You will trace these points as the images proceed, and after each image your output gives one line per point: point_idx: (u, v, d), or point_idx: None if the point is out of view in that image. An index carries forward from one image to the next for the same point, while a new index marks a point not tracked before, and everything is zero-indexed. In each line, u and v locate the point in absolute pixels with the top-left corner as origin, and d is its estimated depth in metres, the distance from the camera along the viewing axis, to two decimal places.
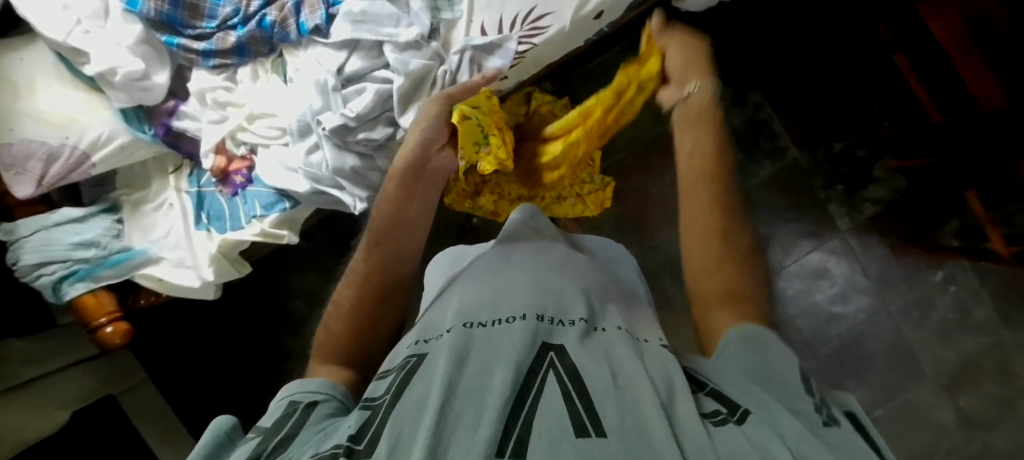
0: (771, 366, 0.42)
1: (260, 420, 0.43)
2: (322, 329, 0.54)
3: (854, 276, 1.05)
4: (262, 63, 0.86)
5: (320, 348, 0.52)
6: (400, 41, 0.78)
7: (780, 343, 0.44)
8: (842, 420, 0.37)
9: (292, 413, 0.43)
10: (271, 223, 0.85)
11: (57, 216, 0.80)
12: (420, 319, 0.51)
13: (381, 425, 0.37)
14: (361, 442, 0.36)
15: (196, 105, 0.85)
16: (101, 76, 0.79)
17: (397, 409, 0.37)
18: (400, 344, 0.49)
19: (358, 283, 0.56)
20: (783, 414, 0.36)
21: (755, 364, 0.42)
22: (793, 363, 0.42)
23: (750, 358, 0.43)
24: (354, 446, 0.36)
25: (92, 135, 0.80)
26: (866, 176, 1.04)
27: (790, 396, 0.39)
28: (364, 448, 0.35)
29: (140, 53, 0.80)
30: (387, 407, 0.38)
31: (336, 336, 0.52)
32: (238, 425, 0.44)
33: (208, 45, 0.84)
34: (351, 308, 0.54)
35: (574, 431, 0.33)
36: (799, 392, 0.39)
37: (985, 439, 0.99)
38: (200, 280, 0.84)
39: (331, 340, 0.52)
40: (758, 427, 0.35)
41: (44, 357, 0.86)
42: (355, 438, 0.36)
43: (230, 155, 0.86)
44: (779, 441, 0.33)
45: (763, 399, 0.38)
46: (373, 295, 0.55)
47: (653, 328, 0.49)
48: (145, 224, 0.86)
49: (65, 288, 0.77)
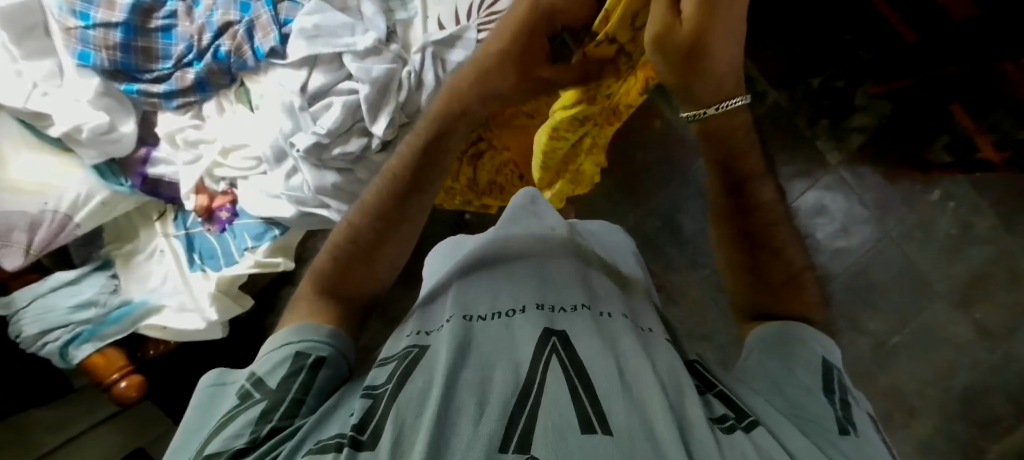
0: (789, 368, 0.42)
1: (262, 375, 0.43)
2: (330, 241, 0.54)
3: (852, 208, 1.04)
4: (226, 95, 0.85)
5: (314, 278, 0.52)
6: (359, 49, 0.77)
7: (811, 337, 0.44)
8: (861, 424, 0.37)
9: (296, 378, 0.42)
10: (264, 253, 0.85)
11: (50, 282, 0.81)
12: (417, 310, 0.51)
13: (384, 415, 0.36)
14: (364, 433, 0.35)
15: (168, 149, 0.85)
16: (68, 135, 0.79)
17: (399, 401, 0.37)
18: (397, 334, 0.49)
19: (373, 212, 0.54)
20: (788, 430, 0.35)
21: (761, 372, 0.43)
22: (817, 361, 0.42)
23: (757, 361, 0.44)
24: (359, 436, 0.35)
25: (69, 197, 0.79)
26: (849, 106, 1.02)
27: (800, 389, 0.40)
28: (367, 439, 0.34)
29: (102, 106, 0.80)
30: (388, 399, 0.38)
31: (339, 259, 0.52)
32: (227, 373, 0.46)
33: (168, 86, 0.83)
34: (354, 233, 0.53)
35: (580, 426, 0.33)
36: (816, 393, 0.39)
37: (1005, 347, 0.99)
38: (205, 320, 0.83)
39: (335, 268, 0.52)
40: (761, 434, 0.34)
41: (72, 419, 0.92)
42: (358, 428, 0.35)
43: (211, 193, 0.86)
44: (784, 452, 0.33)
45: (764, 405, 0.39)
46: (372, 228, 0.53)
47: (654, 318, 0.49)
48: (140, 276, 0.86)
49: (72, 352, 0.76)
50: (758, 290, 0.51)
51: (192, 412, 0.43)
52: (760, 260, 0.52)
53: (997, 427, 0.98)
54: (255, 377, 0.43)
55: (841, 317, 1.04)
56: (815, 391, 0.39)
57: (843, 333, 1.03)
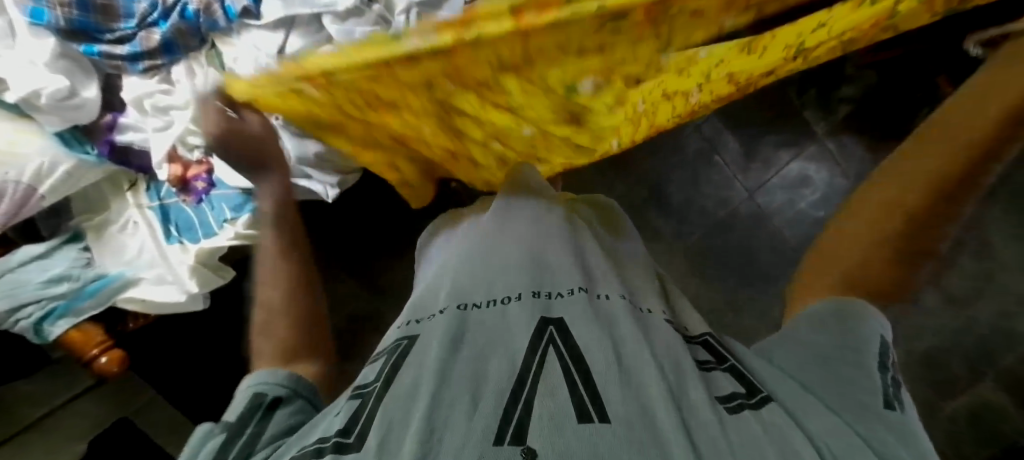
0: (851, 338, 0.41)
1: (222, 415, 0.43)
2: (258, 332, 0.53)
3: (835, 179, 1.04)
4: (196, 58, 0.79)
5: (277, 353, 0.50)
6: (340, 10, 0.71)
7: (874, 314, 0.43)
8: (906, 402, 0.38)
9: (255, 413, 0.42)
10: (244, 225, 0.80)
11: (18, 257, 0.78)
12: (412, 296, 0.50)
13: (370, 416, 0.35)
14: (349, 436, 0.34)
15: (136, 115, 0.80)
16: (26, 101, 0.74)
17: (387, 400, 0.36)
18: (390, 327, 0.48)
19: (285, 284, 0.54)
20: (807, 414, 0.36)
21: (823, 348, 0.42)
22: (876, 339, 0.41)
23: (813, 335, 0.43)
24: (343, 439, 0.34)
25: (31, 167, 0.75)
26: (838, 76, 1.02)
27: (855, 364, 0.40)
28: (353, 442, 0.33)
29: (60, 69, 0.74)
30: (376, 397, 0.37)
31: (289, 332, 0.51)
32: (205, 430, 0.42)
33: (132, 47, 0.77)
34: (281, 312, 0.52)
35: (577, 416, 0.32)
36: (864, 364, 0.40)
37: (970, 313, 1.03)
38: (185, 293, 0.81)
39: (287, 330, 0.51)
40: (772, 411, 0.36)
41: (49, 392, 0.93)
42: (343, 432, 0.35)
43: (185, 162, 0.81)
44: (798, 439, 0.33)
45: (790, 389, 0.39)
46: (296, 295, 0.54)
47: (654, 299, 0.48)
48: (114, 248, 0.83)
49: (47, 328, 0.73)
50: (877, 267, 0.44)
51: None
52: (920, 238, 0.43)
53: (957, 389, 1.03)
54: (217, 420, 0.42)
55: None
56: (872, 369, 0.39)
57: None
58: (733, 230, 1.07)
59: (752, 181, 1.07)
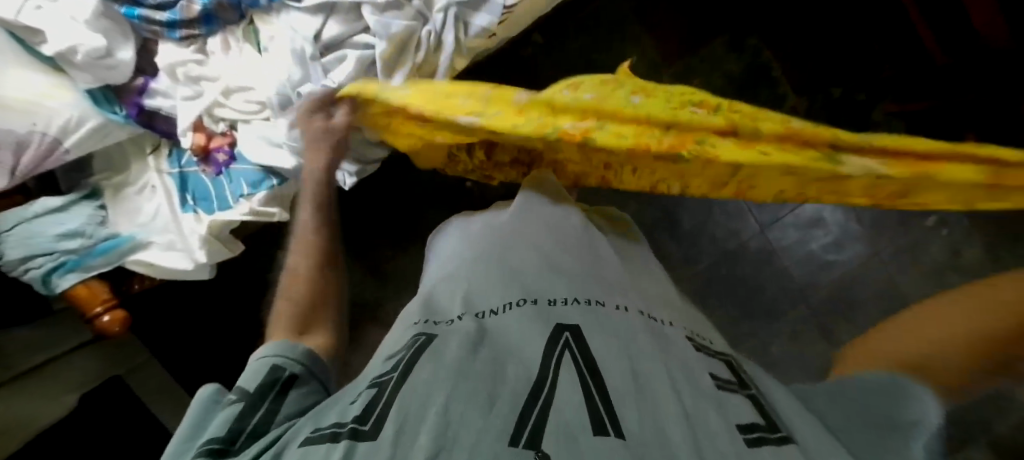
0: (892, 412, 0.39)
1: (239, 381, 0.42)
2: (282, 296, 0.53)
3: (848, 224, 1.04)
4: (233, 32, 0.82)
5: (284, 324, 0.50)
6: (379, 1, 0.74)
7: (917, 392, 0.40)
8: None
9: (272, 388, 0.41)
10: (260, 202, 0.82)
11: (36, 207, 0.78)
12: (426, 293, 0.50)
13: (387, 406, 0.34)
14: (366, 424, 0.33)
15: (167, 82, 0.81)
16: (63, 56, 0.74)
17: (404, 390, 0.35)
18: (402, 319, 0.47)
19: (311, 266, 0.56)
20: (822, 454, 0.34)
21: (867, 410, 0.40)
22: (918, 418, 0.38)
23: (853, 399, 0.41)
24: (359, 427, 0.33)
25: (60, 120, 0.75)
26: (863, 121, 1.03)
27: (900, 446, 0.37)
28: (368, 430, 0.33)
29: (100, 28, 0.75)
30: (393, 387, 0.36)
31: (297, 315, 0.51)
32: (221, 390, 0.43)
33: (171, 15, 0.79)
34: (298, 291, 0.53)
35: (592, 428, 0.31)
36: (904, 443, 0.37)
37: None
38: (193, 262, 0.82)
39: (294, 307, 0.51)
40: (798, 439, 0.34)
41: (55, 341, 0.88)
42: (360, 420, 0.34)
43: (210, 133, 0.82)
44: None
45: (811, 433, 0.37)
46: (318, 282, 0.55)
47: (667, 309, 0.48)
48: (129, 210, 0.83)
49: (54, 281, 0.74)
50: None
51: (180, 426, 0.40)
52: None
53: None
54: (235, 387, 0.41)
55: (817, 329, 1.05)
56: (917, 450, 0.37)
57: (819, 343, 1.05)
58: (740, 262, 1.07)
59: (765, 215, 1.07)
